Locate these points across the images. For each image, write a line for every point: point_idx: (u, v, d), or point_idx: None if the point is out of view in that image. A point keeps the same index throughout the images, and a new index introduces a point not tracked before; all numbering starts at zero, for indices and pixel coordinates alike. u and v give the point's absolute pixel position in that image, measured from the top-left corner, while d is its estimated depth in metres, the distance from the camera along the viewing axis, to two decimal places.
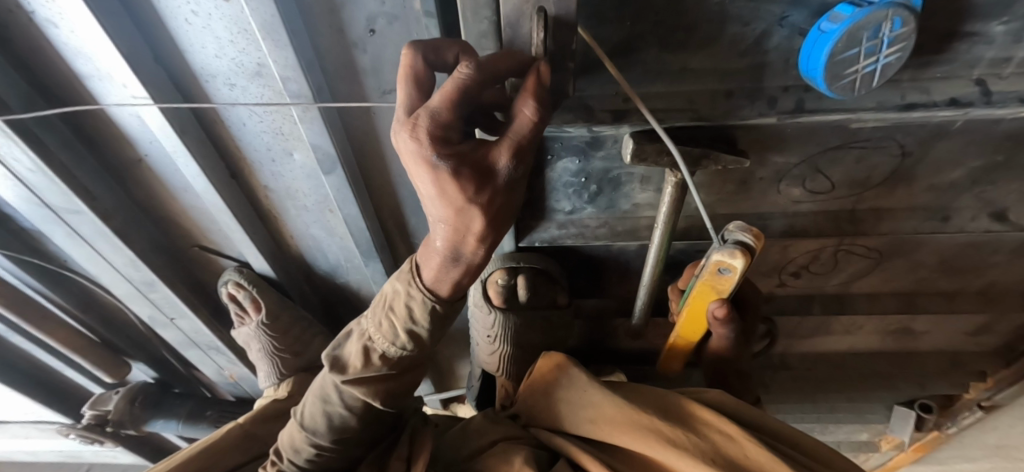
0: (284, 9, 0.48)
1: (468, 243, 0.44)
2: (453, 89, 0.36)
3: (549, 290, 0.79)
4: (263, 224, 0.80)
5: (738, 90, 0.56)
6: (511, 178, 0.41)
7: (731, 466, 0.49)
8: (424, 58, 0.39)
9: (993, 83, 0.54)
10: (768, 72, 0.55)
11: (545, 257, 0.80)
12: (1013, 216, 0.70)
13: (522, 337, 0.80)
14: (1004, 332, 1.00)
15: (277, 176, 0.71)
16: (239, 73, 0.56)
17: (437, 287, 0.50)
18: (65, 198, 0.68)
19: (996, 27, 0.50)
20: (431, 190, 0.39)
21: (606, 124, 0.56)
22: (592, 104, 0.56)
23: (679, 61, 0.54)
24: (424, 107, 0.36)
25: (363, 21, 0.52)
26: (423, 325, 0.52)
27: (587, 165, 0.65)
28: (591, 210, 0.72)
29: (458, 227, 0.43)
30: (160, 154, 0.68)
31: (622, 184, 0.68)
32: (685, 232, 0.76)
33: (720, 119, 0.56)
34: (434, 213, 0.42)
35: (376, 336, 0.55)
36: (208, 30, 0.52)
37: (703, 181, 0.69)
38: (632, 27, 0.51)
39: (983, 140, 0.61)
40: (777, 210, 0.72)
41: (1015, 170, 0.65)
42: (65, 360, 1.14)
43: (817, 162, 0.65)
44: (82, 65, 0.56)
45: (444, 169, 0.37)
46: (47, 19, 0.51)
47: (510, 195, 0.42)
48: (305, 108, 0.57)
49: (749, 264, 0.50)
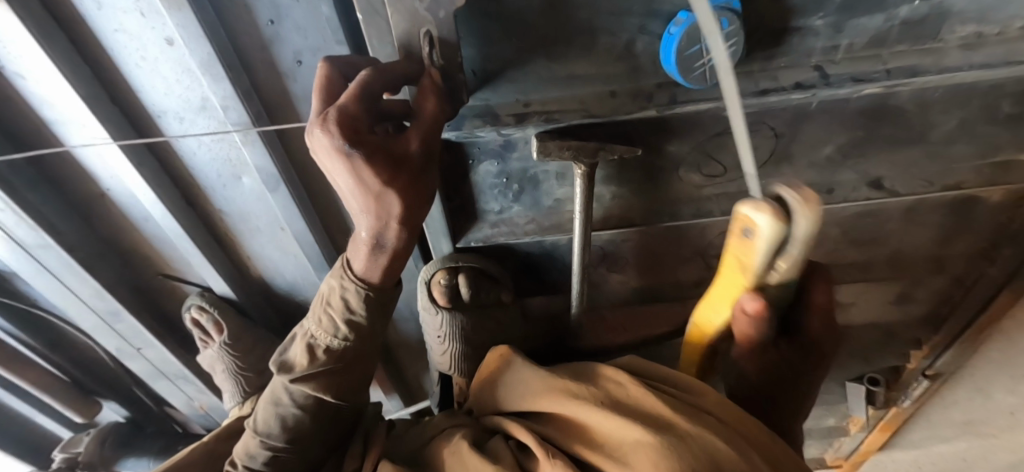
0: (219, 48, 0.57)
1: (391, 229, 0.54)
2: (357, 88, 0.45)
3: (491, 287, 0.85)
4: (222, 249, 0.86)
5: (620, 90, 0.66)
6: (420, 164, 0.51)
7: (618, 406, 0.53)
8: (339, 71, 0.50)
9: (830, 67, 0.65)
10: (640, 71, 0.64)
11: (485, 257, 0.86)
12: (889, 184, 0.80)
13: (473, 336, 0.86)
14: (926, 298, 1.08)
15: (231, 201, 0.78)
16: (187, 108, 0.65)
17: (369, 276, 0.58)
18: (32, 232, 0.74)
19: (817, 21, 0.62)
20: (351, 180, 0.48)
21: (508, 125, 0.64)
22: (497, 110, 0.65)
23: (565, 69, 0.64)
24: (334, 105, 0.45)
25: (291, 54, 0.61)
26: (359, 313, 0.59)
27: (506, 166, 0.72)
28: (519, 209, 0.80)
29: (381, 213, 0.52)
30: (121, 188, 0.74)
31: (541, 182, 0.76)
32: (605, 221, 0.84)
33: (610, 115, 0.65)
34: (356, 204, 0.51)
35: (319, 333, 0.61)
36: (159, 73, 0.61)
37: (609, 173, 0.77)
38: (518, 44, 0.60)
39: (839, 118, 0.71)
40: (683, 195, 0.81)
41: (876, 142, 0.75)
42: (36, 405, 1.16)
43: (705, 148, 0.74)
44: (46, 111, 0.63)
45: (357, 157, 0.46)
46: (14, 73, 0.59)
47: (421, 178, 0.52)
48: (245, 132, 0.65)
49: (777, 230, 0.37)
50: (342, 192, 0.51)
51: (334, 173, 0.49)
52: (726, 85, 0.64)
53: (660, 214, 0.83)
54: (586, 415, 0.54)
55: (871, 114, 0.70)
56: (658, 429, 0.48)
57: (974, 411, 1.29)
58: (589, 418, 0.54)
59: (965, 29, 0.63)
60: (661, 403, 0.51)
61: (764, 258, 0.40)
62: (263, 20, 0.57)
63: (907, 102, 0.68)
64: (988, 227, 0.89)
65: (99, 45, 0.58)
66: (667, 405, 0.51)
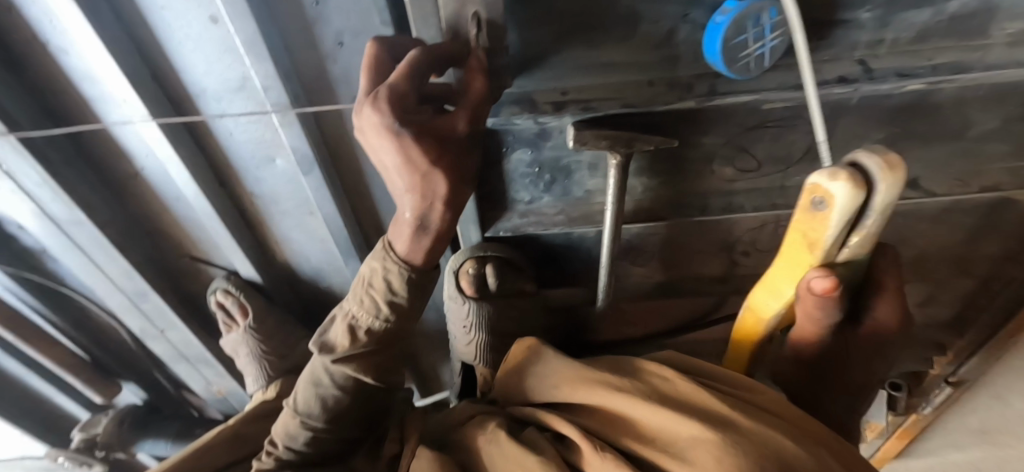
0: (264, 27, 0.57)
1: (435, 209, 0.55)
2: (406, 67, 0.45)
3: (516, 277, 0.85)
4: (250, 232, 0.87)
5: (658, 79, 0.64)
6: (464, 142, 0.52)
7: (666, 400, 0.52)
8: (387, 51, 0.50)
9: (872, 62, 0.64)
10: (680, 60, 0.63)
11: (510, 247, 0.85)
12: (924, 183, 0.79)
13: (496, 325, 0.87)
14: (951, 303, 1.07)
15: (263, 184, 0.78)
16: (227, 87, 0.65)
17: (412, 258, 0.60)
18: (67, 209, 0.74)
19: (862, 14, 0.61)
20: (398, 157, 0.49)
21: (547, 113, 0.63)
22: (534, 97, 0.64)
23: (603, 56, 0.63)
24: (383, 84, 0.45)
25: (332, 35, 0.61)
26: (401, 295, 0.61)
27: (538, 155, 0.71)
28: (548, 199, 0.79)
29: (426, 192, 0.53)
30: (155, 167, 0.75)
31: (573, 172, 0.75)
32: (634, 215, 0.83)
33: (647, 105, 0.64)
34: (402, 182, 0.53)
35: (360, 314, 0.64)
36: (203, 51, 0.61)
37: (644, 160, 0.76)
38: (558, 29, 0.60)
39: (879, 115, 0.69)
40: (714, 189, 0.81)
41: (914, 140, 0.73)
42: (57, 384, 1.17)
43: (738, 142, 0.72)
44: (88, 87, 0.64)
45: (406, 135, 0.47)
46: (60, 47, 0.59)
47: (464, 159, 0.53)
48: (284, 113, 0.65)
49: (857, 197, 0.37)
50: (386, 168, 0.52)
51: (381, 151, 0.50)
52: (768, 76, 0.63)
53: (690, 207, 0.83)
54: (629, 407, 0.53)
55: (911, 111, 0.69)
56: (712, 422, 0.47)
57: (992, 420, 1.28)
58: (635, 411, 0.53)
59: (1014, 26, 0.62)
60: (713, 398, 0.50)
61: (839, 229, 0.40)
62: (308, 0, 0.57)
63: (948, 99, 0.67)
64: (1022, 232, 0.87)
65: (144, 21, 0.58)
66: (720, 400, 0.50)
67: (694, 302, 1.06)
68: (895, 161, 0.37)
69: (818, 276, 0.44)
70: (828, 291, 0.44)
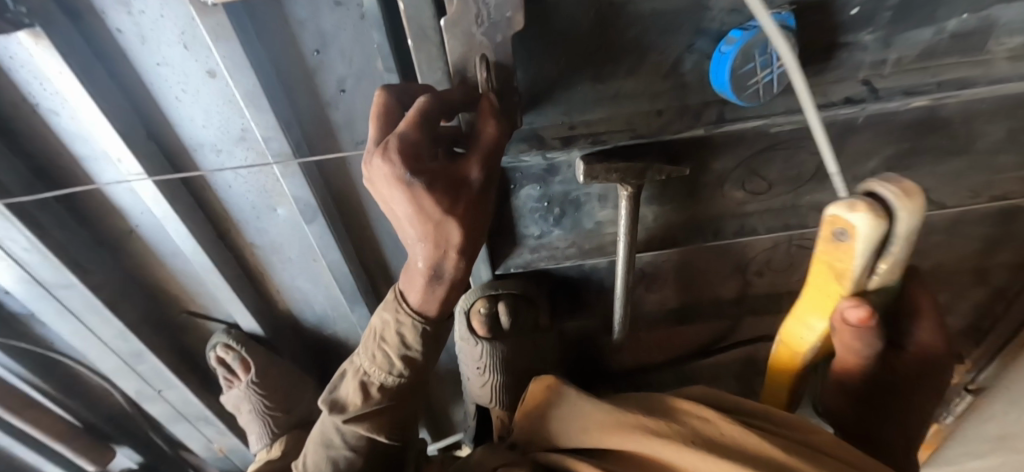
0: (264, 79, 0.55)
1: (449, 258, 0.53)
2: (416, 115, 0.43)
3: (530, 312, 0.82)
4: (250, 282, 0.84)
5: (667, 108, 0.62)
6: (479, 189, 0.50)
7: (713, 445, 0.50)
8: (395, 98, 0.48)
9: (878, 81, 0.64)
10: (689, 88, 0.61)
11: (524, 280, 0.83)
12: (935, 196, 0.78)
13: (512, 362, 0.82)
14: (966, 311, 1.06)
15: (264, 234, 0.75)
16: (225, 139, 0.63)
17: (425, 309, 0.59)
18: (58, 273, 0.71)
19: (867, 37, 0.60)
20: (411, 208, 0.47)
21: (555, 150, 0.61)
22: (542, 133, 0.62)
23: (613, 88, 0.60)
24: (393, 133, 0.43)
25: (334, 82, 0.59)
26: (415, 348, 0.62)
27: (548, 190, 0.69)
28: (559, 232, 0.76)
29: (440, 241, 0.51)
30: (150, 223, 0.72)
31: (583, 204, 0.72)
32: (647, 243, 0.82)
33: (657, 133, 0.63)
34: (414, 232, 0.50)
35: (372, 370, 0.64)
36: (200, 105, 0.59)
37: (654, 188, 0.75)
38: (565, 65, 0.57)
39: (887, 131, 0.69)
40: (727, 212, 0.79)
41: (923, 154, 0.73)
42: (46, 453, 1.10)
43: (751, 165, 0.72)
44: (80, 147, 0.61)
45: (418, 185, 0.44)
46: (50, 109, 0.57)
47: (478, 204, 0.51)
48: (285, 163, 0.63)
49: (878, 229, 0.36)
50: (398, 217, 0.50)
51: (391, 202, 0.47)
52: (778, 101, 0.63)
53: (702, 231, 0.81)
54: (675, 455, 0.51)
55: (918, 127, 0.69)
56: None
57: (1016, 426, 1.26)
58: (681, 460, 0.50)
59: (1014, 40, 0.62)
60: (762, 442, 0.49)
61: (864, 259, 0.39)
62: (309, 49, 0.56)
63: (955, 112, 0.67)
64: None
65: (138, 76, 0.56)
66: (768, 443, 0.49)
67: (709, 325, 1.05)
68: (911, 188, 0.36)
69: (850, 305, 0.43)
70: (863, 321, 0.43)
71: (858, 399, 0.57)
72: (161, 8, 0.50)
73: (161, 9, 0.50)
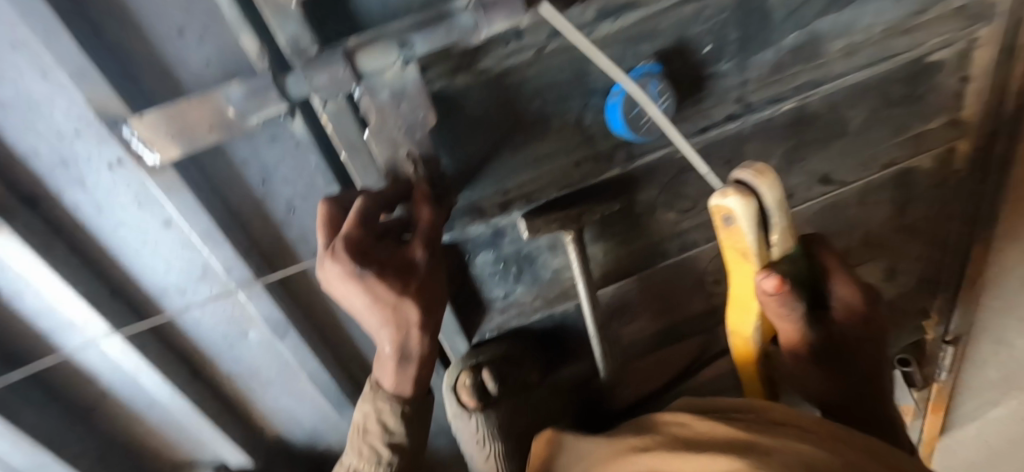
0: (217, 218, 0.60)
1: (414, 335, 0.62)
2: (356, 216, 0.52)
3: (516, 371, 0.84)
4: (229, 411, 0.84)
5: (583, 158, 0.68)
6: (423, 268, 0.60)
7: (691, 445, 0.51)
8: (337, 205, 0.56)
9: (751, 96, 0.73)
10: (595, 139, 0.67)
11: (503, 340, 0.85)
12: (835, 175, 0.88)
13: (507, 422, 0.86)
14: (913, 267, 1.14)
15: (242, 361, 0.78)
16: (189, 280, 0.66)
17: (402, 389, 0.68)
18: (33, 455, 0.70)
19: (723, 66, 0.68)
20: (366, 296, 0.56)
21: (493, 216, 0.66)
22: (481, 204, 0.67)
23: (533, 151, 0.65)
24: (338, 237, 0.51)
25: (283, 205, 0.64)
26: (397, 432, 0.70)
27: (500, 252, 0.73)
28: (521, 288, 0.80)
29: (401, 322, 0.60)
30: (123, 381, 0.73)
31: (536, 257, 0.77)
32: (605, 278, 0.87)
33: (582, 182, 0.69)
34: (376, 320, 0.59)
35: (362, 466, 0.73)
36: (160, 255, 0.63)
37: (595, 228, 0.80)
38: (485, 142, 0.62)
39: (773, 133, 0.79)
40: (667, 234, 0.85)
41: (812, 144, 0.82)
42: None
43: (672, 187, 0.78)
44: (45, 324, 0.63)
45: (367, 276, 0.54)
46: (13, 295, 0.60)
47: (430, 280, 0.61)
48: (250, 287, 0.68)
49: (749, 207, 0.43)
50: (354, 307, 0.59)
51: (346, 296, 0.56)
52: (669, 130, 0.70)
53: (650, 255, 0.87)
54: (655, 461, 0.51)
55: (798, 122, 0.78)
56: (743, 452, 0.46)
57: (999, 364, 1.31)
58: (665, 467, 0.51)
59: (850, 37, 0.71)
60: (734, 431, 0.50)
61: (753, 232, 0.45)
62: (253, 183, 0.60)
63: (821, 106, 0.78)
64: (930, 193, 0.98)
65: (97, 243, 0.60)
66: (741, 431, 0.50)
67: (690, 343, 1.08)
68: (765, 167, 0.43)
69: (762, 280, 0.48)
70: (779, 287, 0.47)
71: (816, 365, 0.61)
72: (112, 178, 0.55)
73: (112, 179, 0.55)
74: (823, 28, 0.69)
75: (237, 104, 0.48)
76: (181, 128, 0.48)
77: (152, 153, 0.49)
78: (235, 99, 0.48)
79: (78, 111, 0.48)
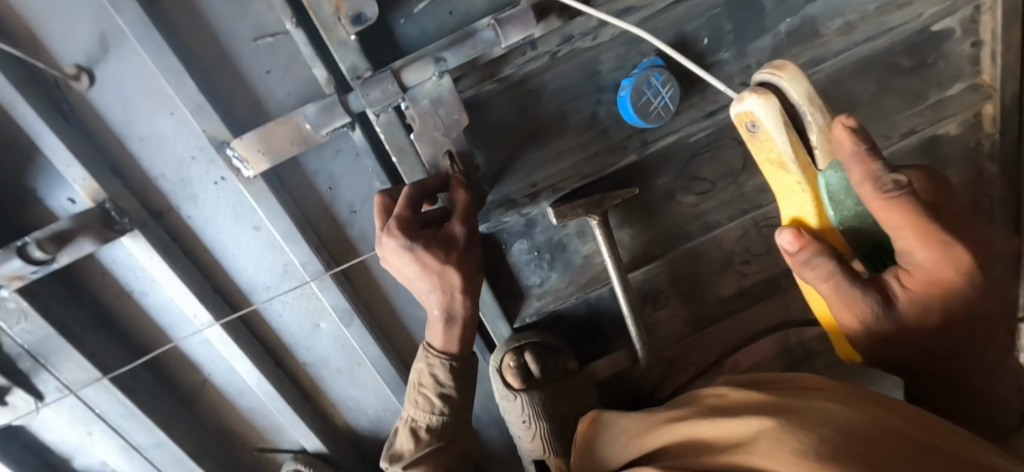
0: None
1: (459, 302, 0.43)
2: (410, 192, 0.40)
3: (560, 358, 0.60)
4: (222, 448, 0.64)
5: (620, 144, 0.53)
6: (472, 245, 0.43)
7: None
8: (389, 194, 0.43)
9: (815, 55, 0.54)
10: (608, 132, 0.53)
11: (539, 332, 0.60)
12: (950, 146, 0.64)
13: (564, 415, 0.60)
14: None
15: (234, 376, 0.59)
16: None
17: (449, 348, 0.47)
18: None
19: (725, 54, 0.52)
20: (415, 270, 0.41)
21: (521, 206, 0.52)
22: (511, 195, 0.52)
23: (559, 143, 0.52)
24: (392, 215, 0.39)
25: None
26: (450, 386, 0.48)
27: (533, 245, 0.56)
28: (557, 283, 0.59)
29: (445, 291, 0.42)
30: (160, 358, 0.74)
31: (570, 248, 0.58)
32: (674, 296, 0.65)
33: (612, 167, 0.53)
34: (424, 286, 0.42)
35: (416, 413, 0.49)
36: (238, 250, 0.51)
37: (637, 231, 0.59)
38: (505, 126, 0.50)
39: (865, 102, 0.59)
40: (744, 244, 0.63)
41: (916, 108, 0.61)
42: None
43: (741, 182, 0.59)
44: None
45: (419, 249, 0.39)
46: None
47: (476, 258, 0.43)
48: None
49: (762, 103, 0.34)
50: (415, 284, 0.42)
51: (398, 269, 0.42)
52: (683, 116, 0.53)
53: (724, 273, 0.65)
54: None
55: (890, 79, 0.58)
56: None
57: None
58: None
59: None
60: None
61: (788, 152, 0.35)
62: (323, 189, 0.49)
63: (827, 85, 0.56)
64: None
65: (111, 277, 0.50)
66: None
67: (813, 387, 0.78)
68: (787, 70, 0.34)
69: (871, 307, 0.33)
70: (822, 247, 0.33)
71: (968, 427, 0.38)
72: (218, 199, 0.47)
73: (217, 198, 0.47)
74: (816, 14, 0.53)
75: (311, 120, 0.42)
76: (269, 144, 0.43)
77: (246, 169, 0.44)
78: (309, 116, 0.42)
79: (194, 141, 0.44)
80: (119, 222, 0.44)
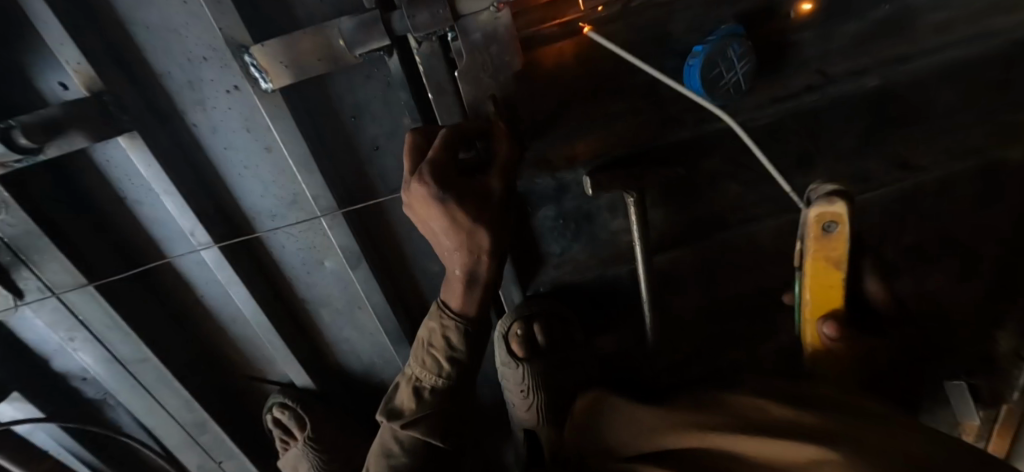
0: None
1: (484, 264, 0.40)
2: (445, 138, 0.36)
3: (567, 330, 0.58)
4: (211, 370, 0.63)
5: (674, 115, 0.48)
6: (506, 202, 0.40)
7: None
8: (423, 133, 0.39)
9: (903, 51, 0.48)
10: (665, 102, 0.48)
11: (550, 300, 0.58)
12: None
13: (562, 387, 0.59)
14: None
15: (229, 302, 0.57)
16: None
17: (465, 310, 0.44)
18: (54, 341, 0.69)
19: (806, 34, 0.47)
20: (443, 224, 0.37)
21: (557, 168, 0.48)
22: (550, 156, 0.48)
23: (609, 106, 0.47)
24: (425, 161, 0.35)
25: None
26: (461, 350, 0.45)
27: (560, 213, 0.52)
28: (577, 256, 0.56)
29: (471, 250, 0.39)
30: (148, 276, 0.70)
31: (599, 221, 0.54)
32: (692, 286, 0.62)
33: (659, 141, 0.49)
34: (448, 242, 0.39)
35: (421, 372, 0.47)
36: (247, 170, 0.46)
37: (672, 214, 0.55)
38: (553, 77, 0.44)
39: (944, 112, 0.53)
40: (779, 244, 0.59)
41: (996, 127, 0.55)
42: None
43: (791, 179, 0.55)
44: None
45: (452, 200, 0.35)
46: None
47: (507, 216, 0.40)
48: None
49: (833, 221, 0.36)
50: (436, 237, 0.39)
51: (424, 220, 0.38)
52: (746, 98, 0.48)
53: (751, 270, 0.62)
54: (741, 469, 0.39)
55: (977, 91, 0.52)
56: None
57: None
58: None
59: None
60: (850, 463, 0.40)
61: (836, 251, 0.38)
62: (345, 116, 0.44)
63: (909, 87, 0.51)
64: None
65: (102, 178, 0.45)
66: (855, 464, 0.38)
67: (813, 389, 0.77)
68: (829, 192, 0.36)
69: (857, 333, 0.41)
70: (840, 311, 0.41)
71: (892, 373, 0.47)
72: (229, 110, 0.42)
73: (228, 108, 0.42)
74: (923, 3, 0.46)
75: (346, 35, 0.37)
76: (294, 57, 0.38)
77: (264, 81, 0.39)
78: (343, 30, 0.37)
79: (206, 39, 0.39)
80: (118, 117, 0.39)
